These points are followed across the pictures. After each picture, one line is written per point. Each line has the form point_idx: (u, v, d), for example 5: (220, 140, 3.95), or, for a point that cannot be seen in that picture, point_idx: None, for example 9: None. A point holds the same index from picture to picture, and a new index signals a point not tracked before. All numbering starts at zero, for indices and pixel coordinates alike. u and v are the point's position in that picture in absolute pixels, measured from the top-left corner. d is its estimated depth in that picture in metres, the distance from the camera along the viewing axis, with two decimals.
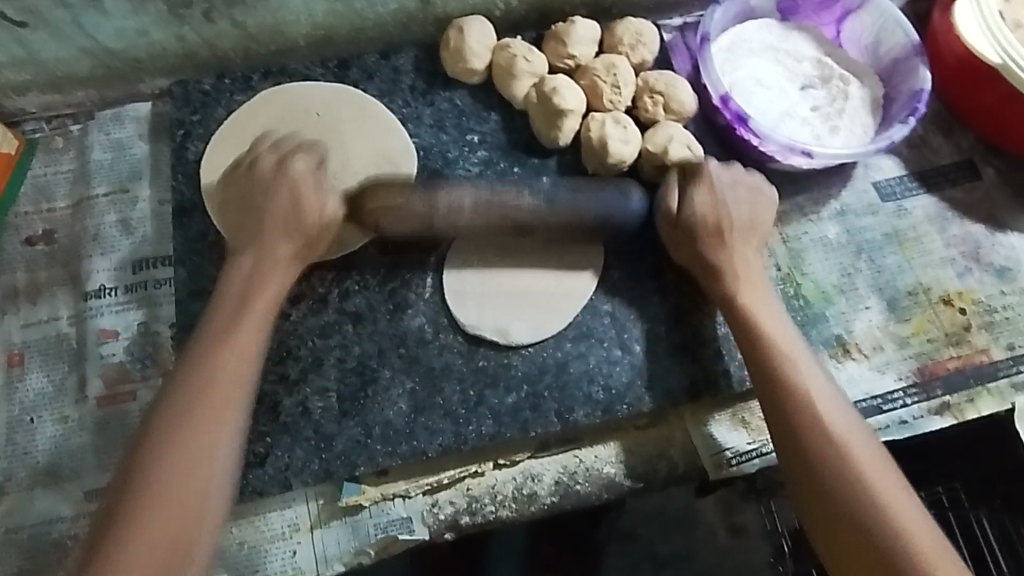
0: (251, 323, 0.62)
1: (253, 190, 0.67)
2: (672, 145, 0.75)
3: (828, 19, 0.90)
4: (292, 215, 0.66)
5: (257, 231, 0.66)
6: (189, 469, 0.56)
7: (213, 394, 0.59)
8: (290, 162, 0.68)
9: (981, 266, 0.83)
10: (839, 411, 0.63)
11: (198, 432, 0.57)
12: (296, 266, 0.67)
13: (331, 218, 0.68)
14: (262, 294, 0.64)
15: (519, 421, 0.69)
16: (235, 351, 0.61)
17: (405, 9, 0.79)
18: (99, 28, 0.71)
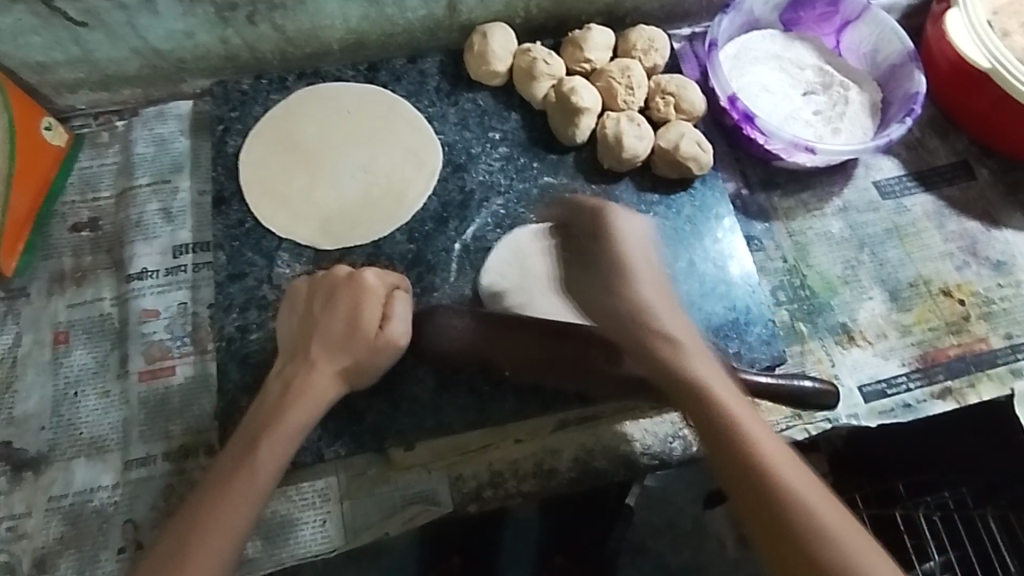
0: (319, 379, 0.64)
1: (320, 298, 0.68)
2: (684, 142, 0.80)
3: (828, 30, 0.95)
4: (347, 332, 0.66)
5: (309, 347, 0.65)
6: (228, 534, 0.56)
7: (260, 460, 0.59)
8: (361, 274, 0.68)
9: (978, 260, 0.87)
10: (754, 421, 0.58)
11: (239, 498, 0.58)
12: (336, 388, 0.65)
13: (386, 352, 0.66)
14: (306, 396, 0.63)
15: (540, 398, 0.72)
16: (294, 406, 0.62)
17: (432, 16, 0.84)
18: (150, 29, 0.77)
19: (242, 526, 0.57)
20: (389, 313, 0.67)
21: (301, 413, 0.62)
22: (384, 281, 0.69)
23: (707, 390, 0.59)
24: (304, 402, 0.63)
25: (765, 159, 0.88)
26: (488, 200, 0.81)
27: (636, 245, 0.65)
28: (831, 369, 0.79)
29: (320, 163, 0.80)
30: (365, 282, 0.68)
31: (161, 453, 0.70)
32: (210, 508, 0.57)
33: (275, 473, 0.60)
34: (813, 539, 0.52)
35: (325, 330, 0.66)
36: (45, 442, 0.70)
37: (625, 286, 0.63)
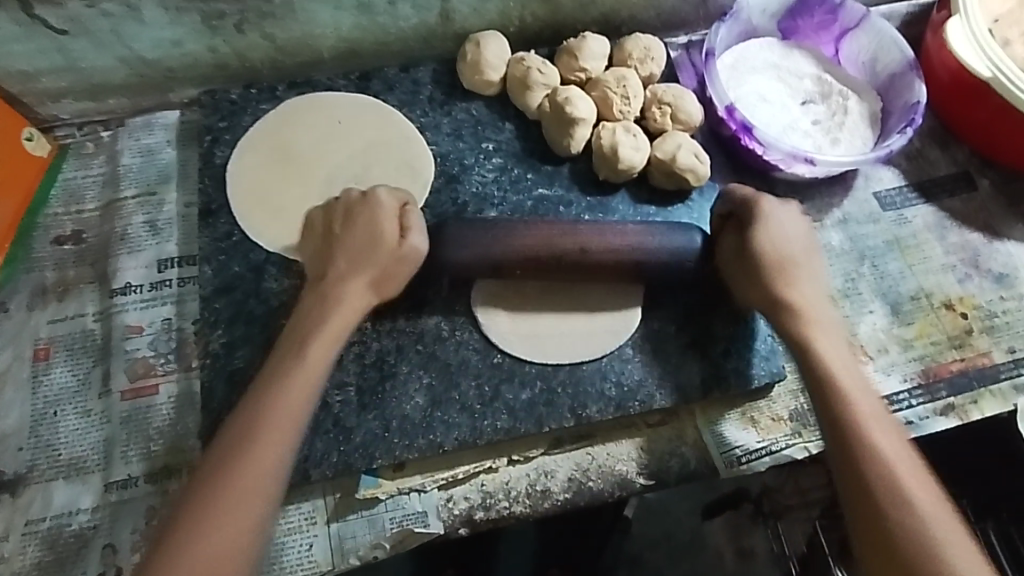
0: (337, 317, 0.66)
1: (338, 220, 0.71)
2: (681, 153, 0.79)
3: (826, 39, 0.94)
4: (369, 245, 0.69)
5: (336, 260, 0.69)
6: (287, 424, 0.61)
7: (309, 357, 0.64)
8: (373, 193, 0.72)
9: (980, 272, 0.86)
10: (901, 448, 0.63)
11: (291, 395, 0.62)
12: (369, 298, 0.68)
13: (409, 260, 0.69)
14: (343, 303, 0.67)
15: (534, 416, 0.70)
16: (302, 372, 0.63)
17: (426, 25, 0.82)
18: (137, 38, 0.75)
19: (297, 418, 0.61)
20: (405, 224, 0.70)
21: (340, 319, 0.66)
22: (395, 198, 0.72)
23: (854, 398, 0.65)
24: (341, 309, 0.66)
25: (764, 169, 0.87)
26: (481, 212, 0.79)
27: (782, 246, 0.72)
28: None
29: (310, 174, 0.79)
30: (377, 198, 0.71)
31: (144, 473, 0.68)
32: (266, 403, 0.61)
33: (325, 368, 0.64)
34: (917, 535, 0.58)
35: (347, 242, 0.69)
36: (24, 462, 0.68)
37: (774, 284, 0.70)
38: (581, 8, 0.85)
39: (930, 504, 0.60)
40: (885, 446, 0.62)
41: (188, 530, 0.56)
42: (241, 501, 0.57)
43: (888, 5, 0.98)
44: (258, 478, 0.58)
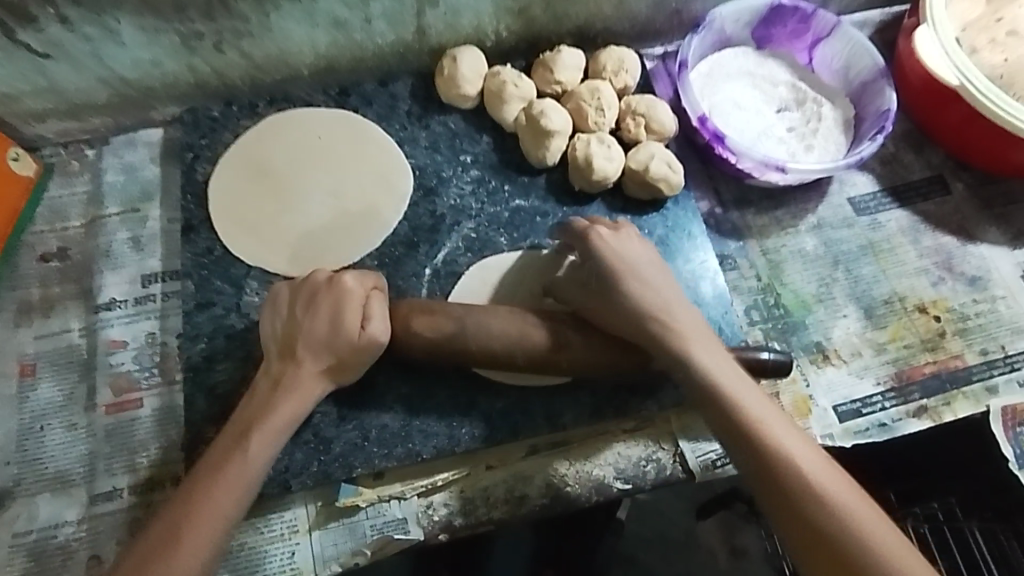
0: (303, 384, 0.65)
1: (301, 302, 0.68)
2: (654, 163, 0.80)
3: (800, 47, 0.94)
4: (330, 334, 0.66)
5: (294, 350, 0.66)
6: (216, 523, 0.59)
7: (250, 453, 0.61)
8: (341, 278, 0.68)
9: (954, 275, 0.87)
10: (791, 435, 0.62)
11: (229, 487, 0.60)
12: (322, 385, 0.66)
13: (368, 353, 0.66)
14: (294, 393, 0.65)
15: (509, 423, 0.72)
16: (273, 417, 0.63)
17: (402, 41, 0.83)
18: (116, 59, 0.76)
19: (230, 513, 0.59)
20: (368, 313, 0.67)
21: (289, 409, 0.64)
22: (363, 283, 0.69)
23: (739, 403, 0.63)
24: (290, 400, 0.64)
25: (738, 177, 0.88)
26: (458, 223, 0.80)
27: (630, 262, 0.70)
28: (806, 389, 0.79)
29: (288, 189, 0.80)
30: (346, 283, 0.68)
31: (128, 486, 0.69)
32: (203, 491, 0.59)
33: (266, 463, 0.62)
34: (835, 524, 0.57)
35: (308, 331, 0.66)
36: (10, 477, 0.70)
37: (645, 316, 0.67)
38: (555, 21, 0.86)
39: (856, 506, 0.58)
40: (798, 455, 0.60)
41: None
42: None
43: (862, 12, 0.99)
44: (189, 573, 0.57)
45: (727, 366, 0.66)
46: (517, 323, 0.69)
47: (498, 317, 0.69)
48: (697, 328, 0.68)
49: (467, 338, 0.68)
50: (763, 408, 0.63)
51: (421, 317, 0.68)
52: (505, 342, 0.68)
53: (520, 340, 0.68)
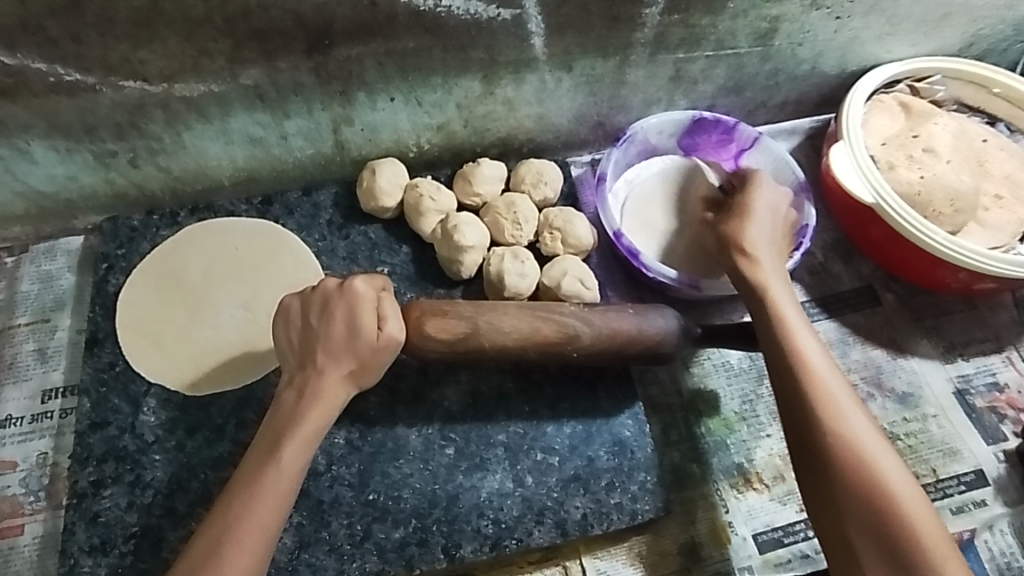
0: (332, 384, 0.64)
1: (315, 311, 0.66)
2: (566, 279, 0.79)
3: (727, 155, 0.95)
4: (347, 338, 0.65)
5: (314, 357, 0.65)
6: (260, 540, 0.58)
7: (284, 460, 0.60)
8: (351, 282, 0.67)
9: (883, 391, 0.84)
10: (864, 423, 0.64)
11: (268, 497, 0.59)
12: (347, 391, 0.65)
13: (387, 353, 0.66)
14: (319, 400, 0.63)
15: (404, 557, 0.68)
16: (311, 419, 0.63)
17: (322, 154, 0.84)
18: (31, 174, 0.77)
19: (273, 525, 0.58)
20: (383, 313, 0.67)
21: (318, 414, 0.63)
22: (373, 286, 0.68)
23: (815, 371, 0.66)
24: (317, 405, 0.63)
25: (660, 289, 0.86)
26: None
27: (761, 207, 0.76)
28: (725, 516, 0.75)
29: (197, 301, 0.79)
30: (356, 288, 0.67)
31: None
32: (242, 505, 0.58)
33: (299, 470, 0.61)
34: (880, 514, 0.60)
35: (326, 338, 0.65)
36: None
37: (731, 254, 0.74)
38: (476, 135, 0.87)
39: (913, 507, 0.60)
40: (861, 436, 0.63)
41: None
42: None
43: (792, 121, 1.01)
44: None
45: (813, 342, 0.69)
46: (531, 323, 0.70)
47: (510, 315, 0.70)
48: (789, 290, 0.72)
49: (484, 338, 0.69)
50: (842, 393, 0.65)
51: (435, 320, 0.68)
52: (517, 338, 0.69)
53: (531, 334, 0.70)
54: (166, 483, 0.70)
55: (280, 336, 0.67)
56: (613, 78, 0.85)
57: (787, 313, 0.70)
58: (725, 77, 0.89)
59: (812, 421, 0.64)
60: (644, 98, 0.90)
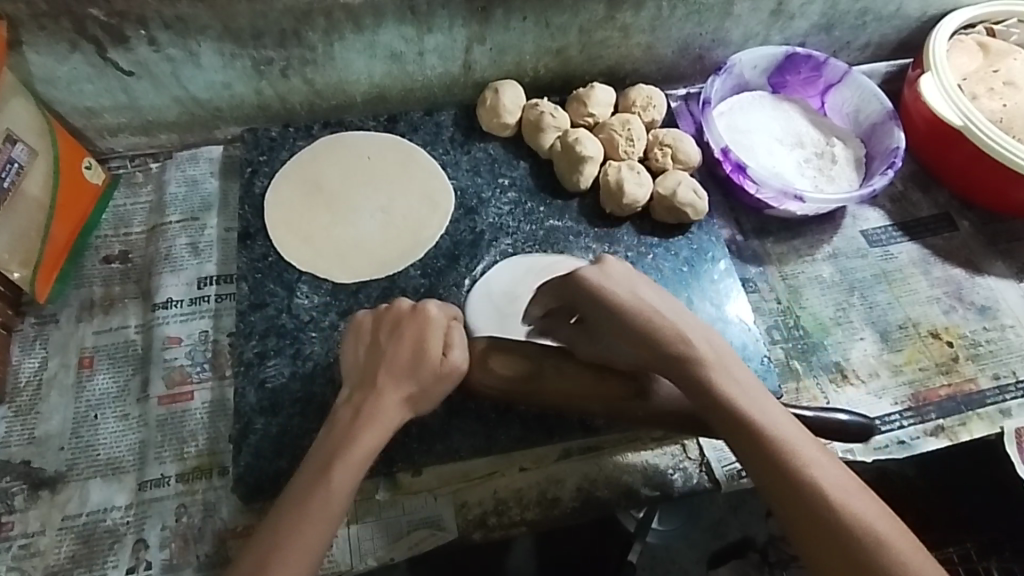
0: (386, 408, 0.64)
1: (385, 331, 0.68)
2: (680, 189, 0.86)
3: (813, 92, 1.02)
4: (413, 361, 0.66)
5: (375, 378, 0.65)
6: (299, 573, 0.56)
7: (332, 485, 0.59)
8: (424, 306, 0.69)
9: (964, 304, 0.91)
10: (813, 448, 0.59)
11: (314, 523, 0.58)
12: (402, 415, 0.65)
13: (449, 380, 0.67)
14: (374, 424, 0.63)
15: (544, 426, 0.75)
16: (362, 441, 0.62)
17: (449, 74, 0.91)
18: (193, 80, 0.84)
19: (319, 550, 0.58)
20: (450, 341, 0.68)
21: (374, 436, 0.62)
22: (445, 312, 0.70)
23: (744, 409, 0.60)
24: (372, 429, 0.63)
25: (757, 208, 0.94)
26: (497, 240, 0.86)
27: (607, 266, 0.68)
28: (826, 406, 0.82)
29: (339, 203, 0.86)
30: (430, 314, 0.69)
31: (175, 474, 0.72)
32: (287, 531, 0.57)
33: (348, 497, 0.60)
34: (866, 543, 0.54)
35: (391, 360, 0.66)
36: (64, 461, 0.73)
37: (630, 312, 0.64)
38: (590, 62, 0.94)
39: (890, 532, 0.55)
40: (813, 462, 0.58)
41: None
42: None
43: (869, 64, 1.07)
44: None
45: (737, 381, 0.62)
46: (591, 370, 0.70)
47: (572, 365, 0.71)
48: (699, 330, 0.64)
49: (546, 378, 0.70)
50: (785, 424, 0.60)
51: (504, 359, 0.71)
52: (574, 384, 0.70)
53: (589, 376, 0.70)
54: (323, 357, 0.76)
55: (350, 355, 0.68)
56: (721, 8, 0.92)
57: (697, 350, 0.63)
58: (820, 13, 0.97)
59: (781, 464, 0.58)
60: (745, 33, 0.97)
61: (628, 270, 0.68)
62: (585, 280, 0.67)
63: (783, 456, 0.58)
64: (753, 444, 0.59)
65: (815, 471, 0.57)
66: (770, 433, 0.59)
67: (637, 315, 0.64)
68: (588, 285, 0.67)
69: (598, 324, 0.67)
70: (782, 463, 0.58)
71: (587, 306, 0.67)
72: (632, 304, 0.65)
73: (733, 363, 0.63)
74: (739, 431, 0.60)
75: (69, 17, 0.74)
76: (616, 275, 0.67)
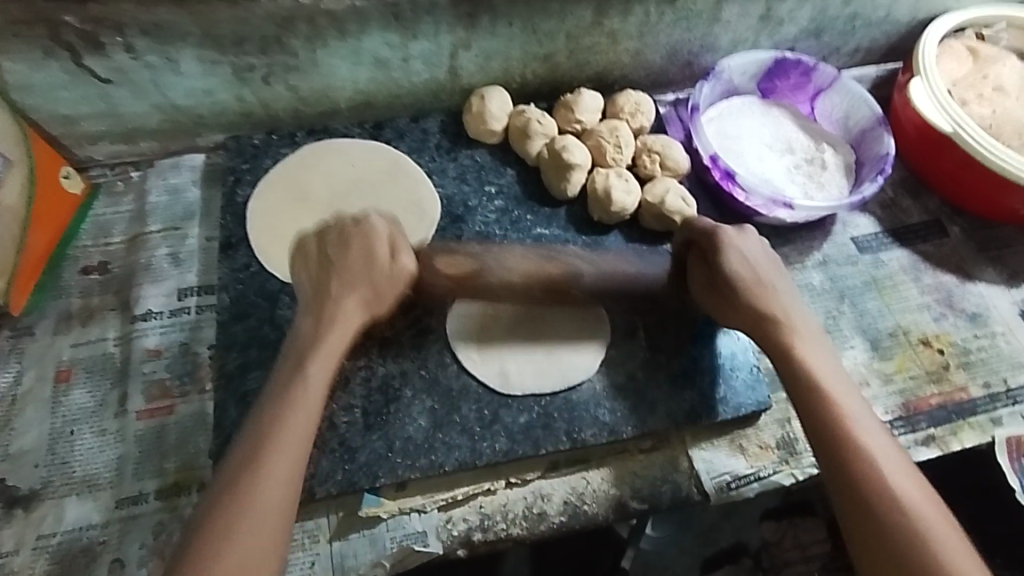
0: (346, 313, 0.69)
1: (332, 242, 0.71)
2: (669, 196, 0.85)
3: (803, 98, 1.01)
4: (365, 267, 0.70)
5: (329, 283, 0.69)
6: (291, 463, 0.60)
7: (309, 375, 0.64)
8: (366, 219, 0.73)
9: (955, 311, 0.90)
10: (888, 448, 0.64)
11: (299, 411, 0.62)
12: (362, 313, 0.70)
13: (400, 282, 0.72)
14: (337, 322, 0.68)
15: (531, 438, 0.74)
16: (329, 341, 0.66)
17: (435, 80, 0.89)
18: (173, 87, 0.82)
19: (308, 440, 0.61)
20: (397, 247, 0.73)
21: (339, 336, 0.67)
22: (386, 223, 0.74)
23: (836, 398, 0.66)
24: (337, 326, 0.68)
25: (747, 215, 0.93)
26: (483, 249, 0.84)
27: (747, 257, 0.74)
28: None
29: (326, 213, 0.85)
30: (372, 223, 0.73)
31: (153, 491, 0.71)
32: (275, 428, 0.61)
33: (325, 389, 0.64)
34: (913, 539, 0.59)
35: (343, 266, 0.70)
36: (39, 478, 0.72)
37: (745, 289, 0.72)
38: (578, 68, 0.93)
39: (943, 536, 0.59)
40: (883, 459, 0.62)
41: (214, 547, 0.55)
42: (258, 547, 0.56)
43: (859, 69, 1.06)
44: (269, 530, 0.57)
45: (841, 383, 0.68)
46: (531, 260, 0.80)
47: (514, 256, 0.80)
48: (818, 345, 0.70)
49: (488, 275, 0.78)
50: (871, 423, 0.65)
51: (443, 265, 0.78)
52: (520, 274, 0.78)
53: (537, 303, 0.80)
54: None
55: (301, 264, 0.72)
56: (709, 14, 0.91)
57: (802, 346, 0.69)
58: (809, 19, 0.96)
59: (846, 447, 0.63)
60: (733, 38, 0.96)
61: (763, 253, 0.75)
62: (718, 263, 0.73)
63: (854, 446, 0.63)
64: (828, 431, 0.64)
65: (885, 469, 0.62)
66: (852, 423, 0.64)
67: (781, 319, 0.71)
68: (712, 264, 0.74)
69: (723, 306, 0.73)
70: (850, 452, 0.63)
71: (698, 279, 0.76)
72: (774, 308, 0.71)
73: (846, 380, 0.69)
74: (813, 406, 0.66)
75: (44, 23, 0.73)
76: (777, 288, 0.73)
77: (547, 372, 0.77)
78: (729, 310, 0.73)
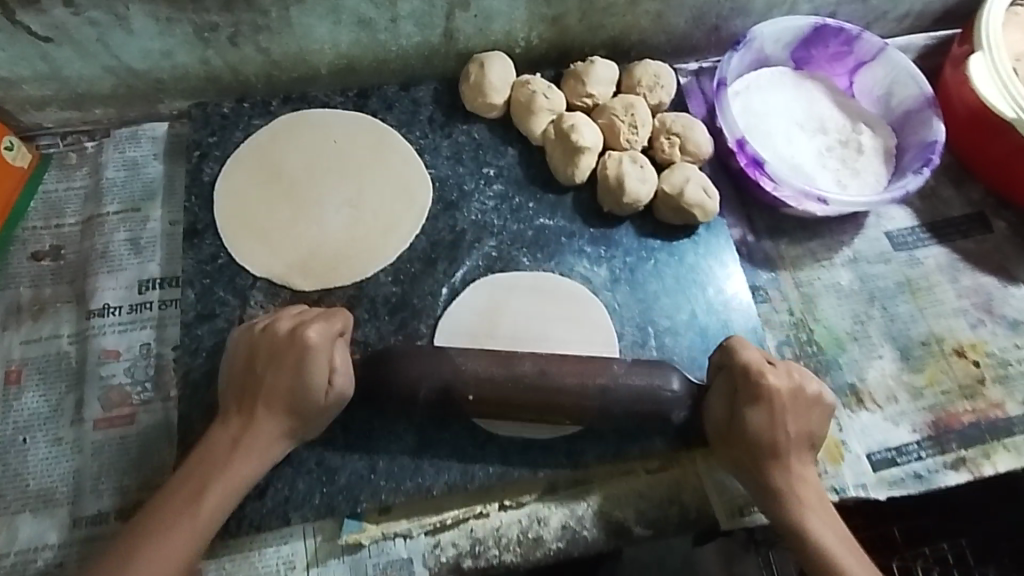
0: (264, 429, 0.60)
1: (261, 357, 0.61)
2: (689, 187, 0.76)
3: (841, 70, 0.90)
4: (288, 394, 0.60)
5: (251, 374, 0.61)
6: (227, 486, 0.58)
7: (262, 419, 0.60)
8: (303, 329, 0.61)
9: (993, 317, 0.83)
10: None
11: (252, 437, 0.59)
12: (283, 444, 0.61)
13: (334, 408, 0.62)
14: (253, 450, 0.59)
15: (528, 460, 0.68)
16: (253, 442, 0.59)
17: (428, 43, 0.78)
18: (125, 49, 0.71)
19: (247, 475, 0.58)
20: (333, 366, 0.61)
21: (243, 460, 0.58)
22: (328, 332, 0.62)
23: (821, 541, 0.60)
24: (247, 454, 0.59)
25: (772, 205, 0.84)
26: (479, 241, 0.76)
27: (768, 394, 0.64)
28: (838, 434, 0.75)
29: (304, 194, 0.75)
30: (308, 339, 0.61)
31: (113, 511, 0.65)
32: (222, 431, 0.60)
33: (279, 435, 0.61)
34: None
35: (267, 387, 0.60)
36: None
37: (750, 425, 0.63)
38: (591, 32, 0.81)
39: None
40: None
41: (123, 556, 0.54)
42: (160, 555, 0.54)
43: (905, 37, 0.95)
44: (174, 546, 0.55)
45: (823, 505, 0.62)
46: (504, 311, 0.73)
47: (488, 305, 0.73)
48: (809, 473, 0.63)
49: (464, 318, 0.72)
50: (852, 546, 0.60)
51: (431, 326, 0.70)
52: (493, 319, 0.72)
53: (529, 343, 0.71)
54: None
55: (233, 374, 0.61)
56: None
57: (792, 478, 0.63)
58: None
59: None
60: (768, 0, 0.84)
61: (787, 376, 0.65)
62: (718, 397, 0.65)
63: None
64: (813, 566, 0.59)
65: None
66: (833, 553, 0.59)
67: (768, 441, 0.63)
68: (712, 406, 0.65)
69: (725, 440, 0.65)
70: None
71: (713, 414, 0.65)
72: (771, 434, 0.63)
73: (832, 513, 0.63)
74: (794, 539, 0.61)
75: None
76: (788, 418, 0.63)
77: (538, 420, 0.68)
78: (727, 442, 0.65)
